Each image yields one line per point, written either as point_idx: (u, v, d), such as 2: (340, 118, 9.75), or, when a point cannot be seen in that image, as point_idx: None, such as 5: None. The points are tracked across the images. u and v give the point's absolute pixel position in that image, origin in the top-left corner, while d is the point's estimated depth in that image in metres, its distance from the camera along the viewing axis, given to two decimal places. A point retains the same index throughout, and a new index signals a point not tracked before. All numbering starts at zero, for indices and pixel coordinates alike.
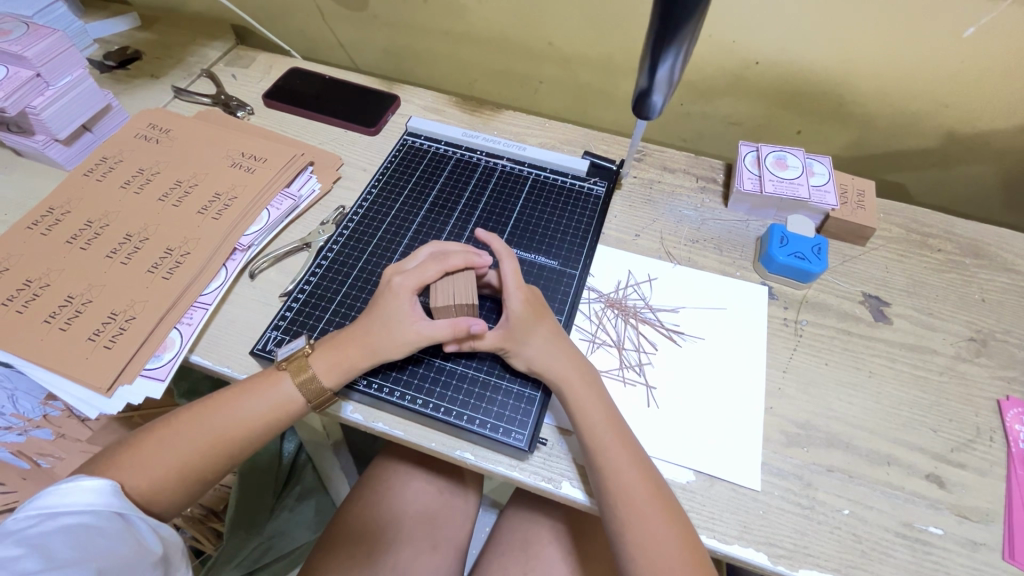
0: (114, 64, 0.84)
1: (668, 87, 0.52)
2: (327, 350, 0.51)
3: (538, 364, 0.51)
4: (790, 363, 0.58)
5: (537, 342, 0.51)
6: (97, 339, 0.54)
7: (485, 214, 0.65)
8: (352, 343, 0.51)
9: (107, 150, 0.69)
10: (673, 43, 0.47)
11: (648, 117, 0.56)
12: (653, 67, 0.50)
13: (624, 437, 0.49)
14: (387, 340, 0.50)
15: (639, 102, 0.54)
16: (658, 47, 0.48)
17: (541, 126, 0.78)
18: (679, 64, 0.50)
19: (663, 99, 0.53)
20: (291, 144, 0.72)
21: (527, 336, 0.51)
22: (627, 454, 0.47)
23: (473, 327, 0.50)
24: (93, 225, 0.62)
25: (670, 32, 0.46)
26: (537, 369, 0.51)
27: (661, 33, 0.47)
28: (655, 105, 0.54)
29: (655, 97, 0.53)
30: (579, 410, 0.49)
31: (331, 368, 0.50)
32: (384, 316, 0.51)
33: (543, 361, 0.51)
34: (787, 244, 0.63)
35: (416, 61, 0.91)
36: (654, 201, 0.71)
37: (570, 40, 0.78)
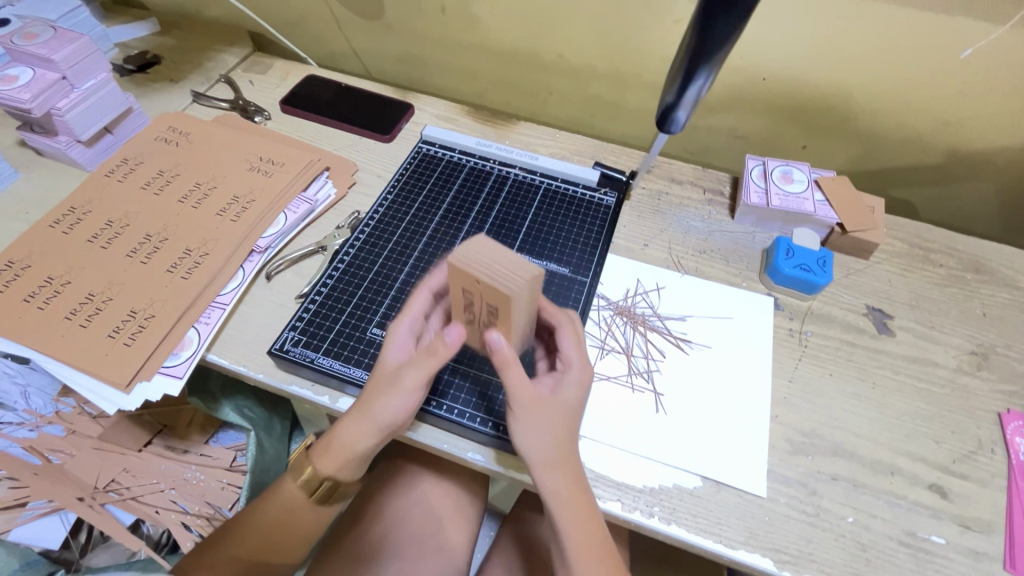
0: (134, 67, 0.86)
1: (693, 104, 0.54)
2: (321, 447, 0.49)
3: (538, 458, 0.44)
4: (795, 372, 0.59)
5: (541, 430, 0.44)
6: (118, 335, 0.55)
7: (497, 222, 0.66)
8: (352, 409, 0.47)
9: (128, 152, 0.71)
10: (706, 65, 0.49)
11: (669, 131, 0.57)
12: (683, 86, 0.52)
13: (592, 534, 0.45)
14: (381, 399, 0.45)
15: (663, 117, 0.56)
16: (692, 65, 0.50)
17: (552, 137, 0.80)
18: (708, 84, 0.52)
19: (686, 116, 0.55)
20: (308, 149, 0.74)
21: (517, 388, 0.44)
22: (592, 524, 0.45)
23: (450, 336, 0.44)
24: (113, 225, 0.63)
25: (705, 54, 0.48)
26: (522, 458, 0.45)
27: (696, 53, 0.49)
28: (679, 122, 0.55)
29: (679, 114, 0.54)
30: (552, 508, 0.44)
31: (327, 462, 0.48)
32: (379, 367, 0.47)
33: (546, 459, 0.44)
34: (793, 256, 0.64)
35: (430, 71, 0.93)
36: (662, 212, 0.73)
37: (582, 53, 0.80)
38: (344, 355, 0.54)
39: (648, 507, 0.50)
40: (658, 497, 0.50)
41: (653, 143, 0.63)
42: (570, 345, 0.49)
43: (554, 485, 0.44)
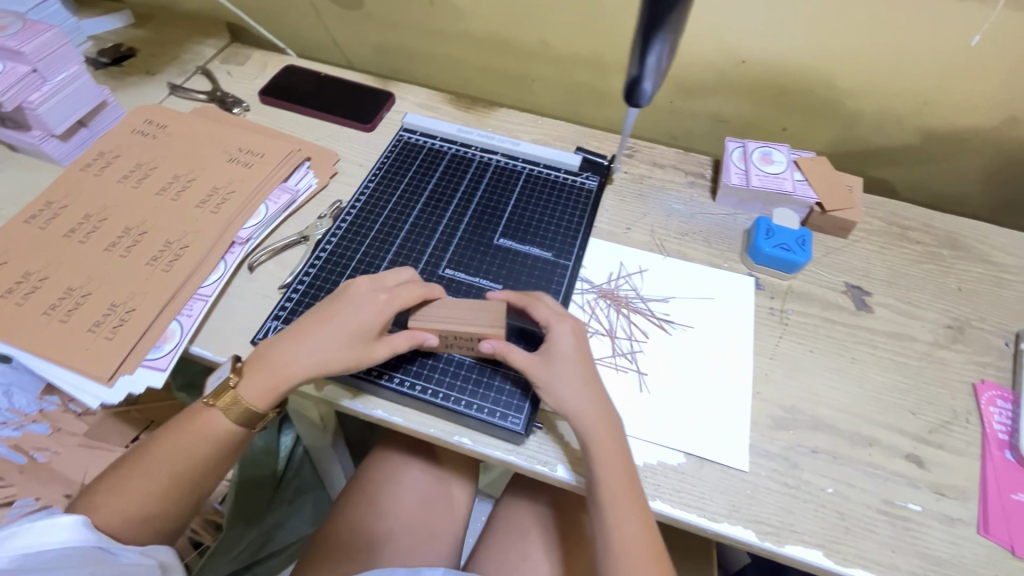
0: (108, 60, 0.85)
1: (658, 74, 0.54)
2: (261, 374, 0.50)
3: (575, 407, 0.49)
4: (776, 350, 0.60)
5: (563, 380, 0.50)
6: (99, 330, 0.55)
7: (480, 208, 0.66)
8: (311, 355, 0.50)
9: (104, 145, 0.70)
10: (661, 29, 0.50)
11: (638, 106, 0.57)
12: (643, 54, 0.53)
13: (638, 502, 0.48)
14: (334, 346, 0.50)
15: (631, 90, 0.56)
16: (648, 33, 0.51)
17: (534, 123, 0.80)
18: (667, 51, 0.52)
19: (654, 87, 0.55)
20: (288, 139, 0.73)
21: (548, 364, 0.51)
22: (623, 469, 0.48)
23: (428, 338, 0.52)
24: (91, 219, 0.63)
25: (661, 18, 0.49)
26: (565, 411, 0.49)
27: (650, 20, 0.50)
28: (645, 93, 0.55)
29: (646, 84, 0.54)
30: (603, 481, 0.47)
31: (261, 388, 0.50)
32: (347, 329, 0.50)
33: (580, 405, 0.49)
34: (773, 236, 0.65)
35: (411, 60, 0.92)
36: (645, 196, 0.73)
37: (563, 38, 0.79)
38: None
39: None
40: (642, 474, 0.51)
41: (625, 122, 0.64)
42: (547, 312, 0.53)
43: (602, 445, 0.48)
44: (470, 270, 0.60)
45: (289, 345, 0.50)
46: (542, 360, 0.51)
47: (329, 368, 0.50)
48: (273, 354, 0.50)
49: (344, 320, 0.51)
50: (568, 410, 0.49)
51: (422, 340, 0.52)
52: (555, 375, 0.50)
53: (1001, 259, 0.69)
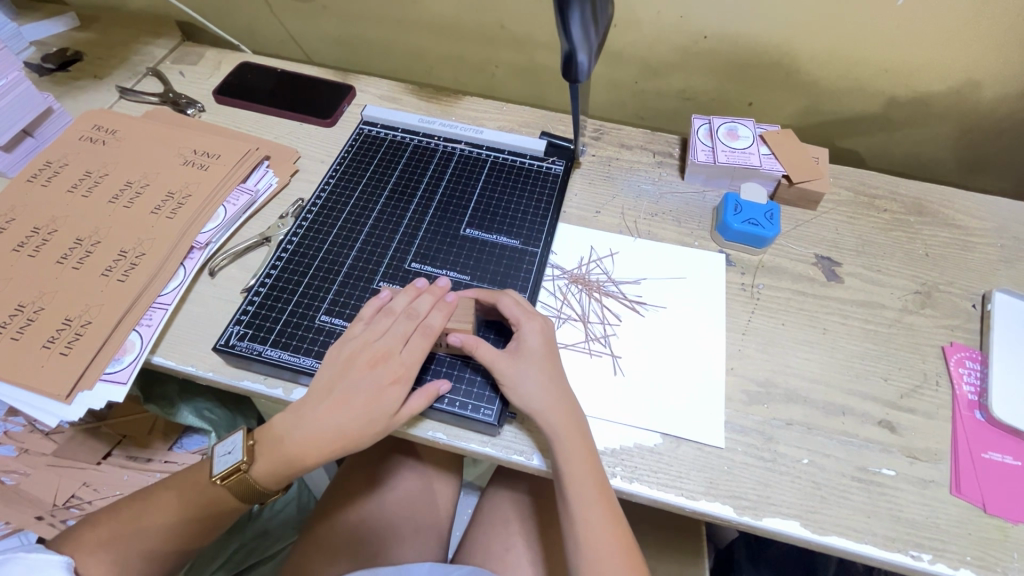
0: (54, 66, 0.82)
1: (588, 44, 0.53)
2: (279, 464, 0.48)
3: (540, 406, 0.48)
4: (749, 325, 0.60)
5: (529, 378, 0.49)
6: (53, 345, 0.53)
7: (445, 199, 0.65)
8: (323, 434, 0.48)
9: (51, 154, 0.67)
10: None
11: (579, 80, 0.56)
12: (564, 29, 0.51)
13: (604, 492, 0.48)
14: (350, 423, 0.48)
15: (566, 67, 0.55)
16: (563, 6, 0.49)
17: (499, 110, 0.79)
18: (589, 18, 0.51)
19: (587, 58, 0.54)
20: (245, 138, 0.71)
21: (512, 362, 0.50)
22: (591, 467, 0.48)
23: (440, 386, 0.50)
24: (40, 231, 0.60)
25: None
26: (533, 408, 0.48)
27: None
28: (581, 67, 0.54)
29: (579, 57, 0.53)
30: (566, 474, 0.47)
31: (278, 472, 0.49)
32: (359, 408, 0.48)
33: (545, 404, 0.48)
34: (741, 211, 0.65)
35: (371, 51, 0.90)
36: (613, 178, 0.72)
37: (523, 22, 0.78)
38: (293, 345, 0.53)
39: (609, 467, 0.50)
40: (620, 457, 0.51)
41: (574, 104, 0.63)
42: (513, 307, 0.53)
43: (562, 440, 0.47)
44: (437, 263, 0.59)
45: (301, 432, 0.48)
46: (510, 358, 0.50)
47: (351, 447, 0.48)
48: (285, 443, 0.48)
49: (353, 399, 0.48)
50: (531, 411, 0.48)
51: (436, 392, 0.50)
52: (522, 370, 0.50)
53: (967, 223, 0.70)
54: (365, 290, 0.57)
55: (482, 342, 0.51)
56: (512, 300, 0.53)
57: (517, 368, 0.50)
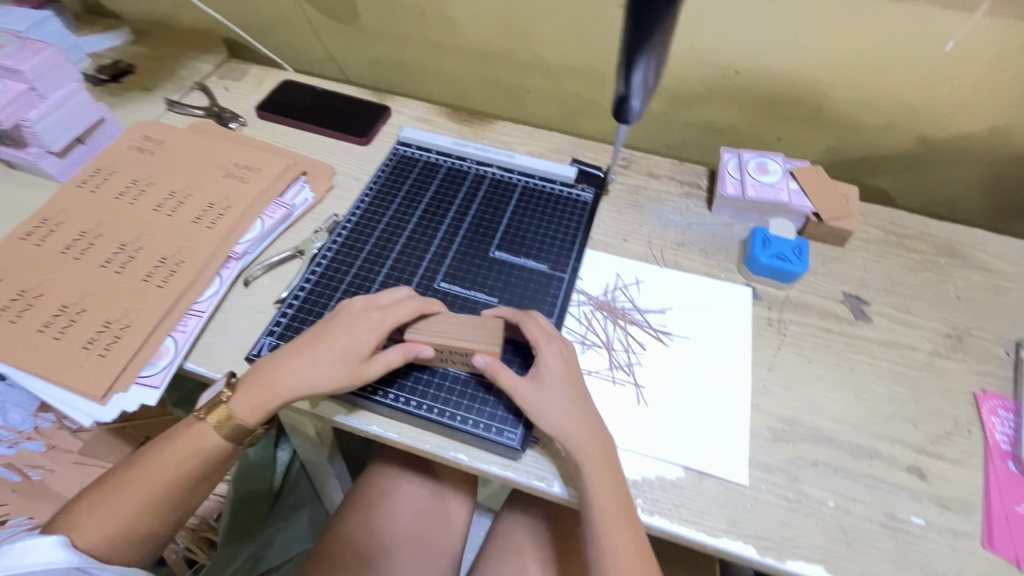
0: (107, 77, 0.86)
1: (644, 92, 0.55)
2: (249, 393, 0.49)
3: (562, 427, 0.49)
4: (775, 360, 0.60)
5: (551, 400, 0.49)
6: (92, 346, 0.54)
7: (475, 221, 0.65)
8: (303, 374, 0.49)
9: (100, 162, 0.70)
10: (645, 48, 0.52)
11: (627, 122, 0.58)
12: (629, 72, 0.54)
13: (631, 520, 0.48)
14: (331, 364, 0.49)
15: (618, 108, 0.57)
16: (631, 55, 0.52)
17: (530, 136, 0.80)
18: (652, 71, 0.54)
19: (641, 105, 0.56)
20: (284, 153, 0.73)
21: (538, 391, 0.50)
22: (617, 493, 0.48)
23: (421, 350, 0.51)
24: (86, 236, 0.63)
25: (649, 35, 0.51)
26: (553, 428, 0.49)
27: (633, 43, 0.51)
28: (634, 110, 0.56)
29: (632, 102, 0.56)
30: (592, 500, 0.47)
31: (253, 409, 0.49)
32: (340, 351, 0.50)
33: (566, 425, 0.49)
34: (769, 245, 0.65)
35: (406, 74, 0.93)
36: (640, 206, 0.73)
37: (556, 51, 0.80)
38: None
39: (631, 498, 0.50)
40: (641, 488, 0.51)
41: (618, 136, 0.64)
42: (538, 334, 0.53)
43: (586, 468, 0.48)
44: (466, 283, 0.60)
45: (283, 362, 0.50)
46: (531, 386, 0.50)
47: (321, 388, 0.49)
48: (267, 377, 0.50)
49: (338, 341, 0.50)
50: (554, 432, 0.49)
51: (416, 352, 0.51)
52: (542, 395, 0.50)
53: (999, 267, 0.69)
54: None
55: (505, 367, 0.50)
56: (543, 328, 0.54)
57: (540, 394, 0.50)
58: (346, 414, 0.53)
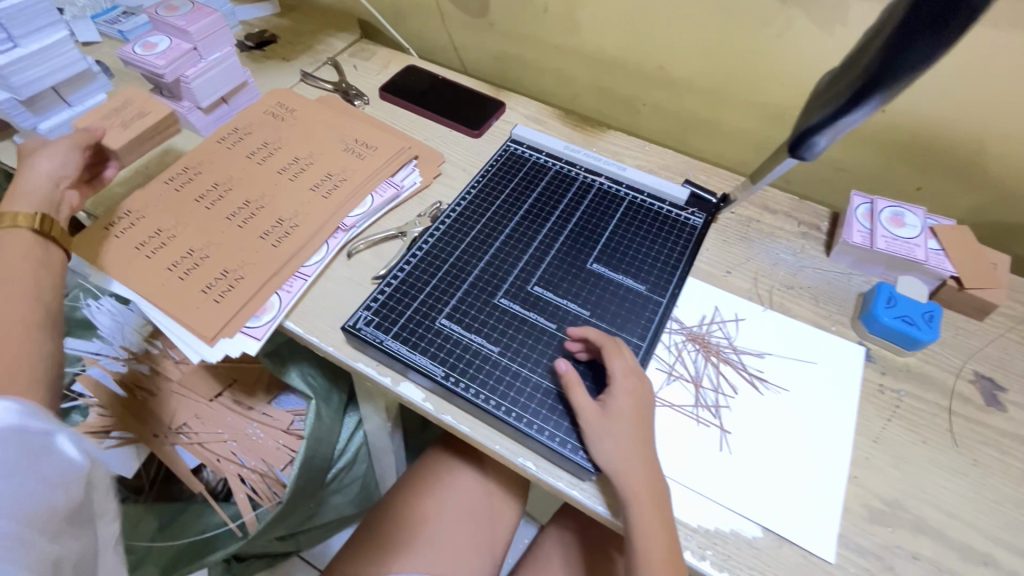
0: (252, 44, 0.92)
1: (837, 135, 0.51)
2: None
3: (617, 468, 0.46)
4: (882, 433, 0.54)
5: (611, 437, 0.46)
6: (209, 292, 0.59)
7: (577, 229, 0.64)
8: None
9: (240, 122, 0.76)
10: (882, 94, 0.47)
11: (801, 156, 0.54)
12: (841, 110, 0.49)
13: None
14: None
15: (799, 140, 0.53)
16: (861, 93, 0.48)
17: (641, 149, 0.78)
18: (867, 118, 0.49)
19: (825, 146, 0.52)
20: (400, 135, 0.76)
21: (611, 425, 0.47)
22: (664, 551, 0.44)
23: None
24: (218, 188, 0.68)
25: (884, 83, 0.46)
26: (612, 470, 0.46)
27: (872, 80, 0.46)
28: (816, 148, 0.52)
29: (820, 137, 0.51)
30: (640, 551, 0.44)
31: None
32: None
33: (623, 465, 0.45)
34: (894, 305, 0.59)
35: (523, 71, 0.93)
36: (750, 240, 0.69)
37: (683, 66, 0.77)
38: (412, 341, 0.55)
39: (699, 548, 0.47)
40: (712, 540, 0.48)
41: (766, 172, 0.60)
42: (620, 370, 0.49)
43: (643, 518, 0.44)
44: (560, 291, 0.58)
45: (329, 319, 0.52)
46: (604, 414, 0.47)
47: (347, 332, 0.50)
48: None
49: None
50: (607, 470, 0.46)
51: None
52: (605, 430, 0.47)
53: None
54: (487, 302, 0.57)
55: (581, 385, 0.49)
56: (629, 361, 0.50)
57: (614, 426, 0.47)
58: (423, 398, 0.53)
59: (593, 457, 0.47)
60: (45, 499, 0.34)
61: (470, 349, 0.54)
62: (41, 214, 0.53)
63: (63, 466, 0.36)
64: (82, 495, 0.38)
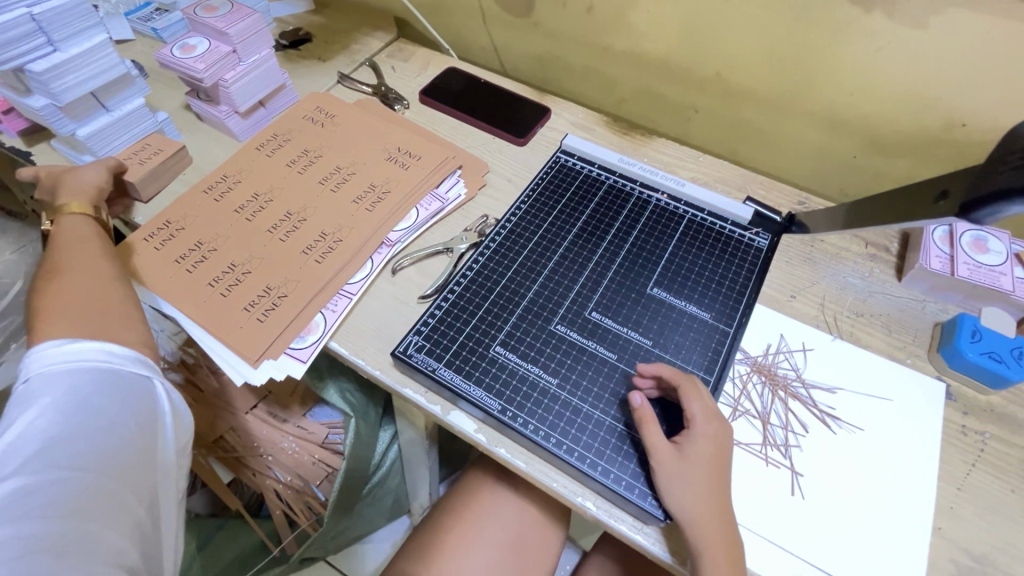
0: (287, 43, 0.89)
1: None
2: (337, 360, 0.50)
3: (690, 517, 0.42)
4: (967, 481, 0.50)
5: (686, 484, 0.43)
6: (252, 310, 0.57)
7: (634, 250, 0.61)
8: None
9: (278, 128, 0.73)
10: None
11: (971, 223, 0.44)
12: None
13: None
14: None
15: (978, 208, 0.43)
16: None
17: (694, 160, 0.74)
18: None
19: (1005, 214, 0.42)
20: (444, 143, 0.72)
21: (686, 473, 0.44)
22: None
23: None
24: (258, 198, 0.66)
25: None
26: (683, 520, 0.43)
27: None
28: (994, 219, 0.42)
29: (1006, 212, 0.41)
30: None
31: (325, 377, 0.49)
32: None
33: (697, 515, 0.42)
34: (980, 339, 0.54)
35: (567, 73, 0.88)
36: (815, 262, 0.65)
37: (743, 73, 0.73)
38: (466, 369, 0.52)
39: None
40: None
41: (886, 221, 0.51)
42: (697, 411, 0.46)
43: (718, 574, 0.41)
44: (619, 318, 0.55)
45: None
46: (679, 458, 0.44)
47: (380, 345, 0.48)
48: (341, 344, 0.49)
49: None
50: (678, 519, 0.43)
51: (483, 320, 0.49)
52: (680, 476, 0.43)
53: None
54: (542, 328, 0.55)
55: (655, 424, 0.46)
56: (707, 403, 0.47)
57: (691, 474, 0.43)
58: (477, 430, 0.51)
59: (663, 503, 0.44)
60: (120, 416, 0.43)
61: (526, 380, 0.51)
62: (93, 205, 0.59)
63: (142, 402, 0.46)
64: (153, 439, 0.45)
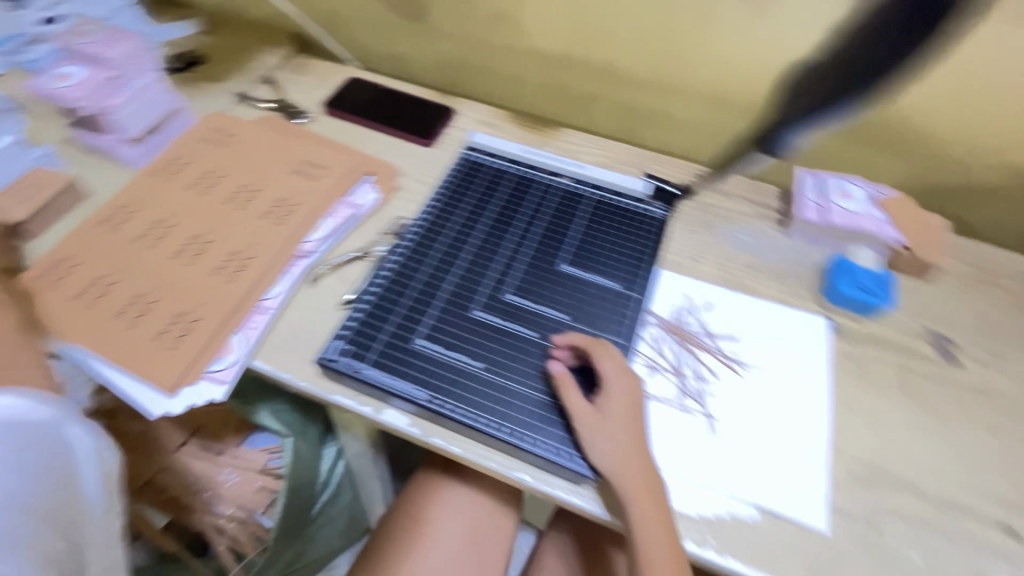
0: (178, 66, 0.86)
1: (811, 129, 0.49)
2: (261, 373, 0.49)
3: (614, 469, 0.46)
4: (856, 400, 0.56)
5: (607, 439, 0.46)
6: (163, 338, 0.55)
7: (544, 234, 0.64)
8: None
9: (174, 152, 0.71)
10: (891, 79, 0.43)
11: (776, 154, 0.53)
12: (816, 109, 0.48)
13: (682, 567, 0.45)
14: None
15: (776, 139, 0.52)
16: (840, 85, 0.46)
17: (596, 144, 0.79)
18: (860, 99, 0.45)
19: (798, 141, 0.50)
20: (352, 151, 0.73)
21: (606, 429, 0.47)
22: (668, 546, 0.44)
23: None
24: (160, 224, 0.63)
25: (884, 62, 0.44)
26: (608, 473, 0.46)
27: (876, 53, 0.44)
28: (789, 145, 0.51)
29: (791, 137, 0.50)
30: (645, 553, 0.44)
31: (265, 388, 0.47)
32: None
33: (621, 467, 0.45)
34: (852, 276, 0.62)
35: (470, 74, 0.91)
36: (711, 225, 0.70)
37: (630, 59, 0.78)
38: (392, 366, 0.53)
39: (699, 534, 0.48)
40: (712, 525, 0.48)
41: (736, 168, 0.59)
42: (611, 372, 0.49)
43: (644, 516, 0.44)
44: (535, 298, 0.58)
45: None
46: (599, 415, 0.48)
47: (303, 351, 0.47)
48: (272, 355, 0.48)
49: None
50: (604, 473, 0.46)
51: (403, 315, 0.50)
52: (601, 431, 0.47)
53: None
54: (463, 317, 0.56)
55: (574, 386, 0.50)
56: (619, 363, 0.50)
57: (611, 429, 0.47)
58: (410, 423, 0.51)
59: (590, 461, 0.47)
60: None
61: (453, 368, 0.53)
62: None
63: None
64: None
